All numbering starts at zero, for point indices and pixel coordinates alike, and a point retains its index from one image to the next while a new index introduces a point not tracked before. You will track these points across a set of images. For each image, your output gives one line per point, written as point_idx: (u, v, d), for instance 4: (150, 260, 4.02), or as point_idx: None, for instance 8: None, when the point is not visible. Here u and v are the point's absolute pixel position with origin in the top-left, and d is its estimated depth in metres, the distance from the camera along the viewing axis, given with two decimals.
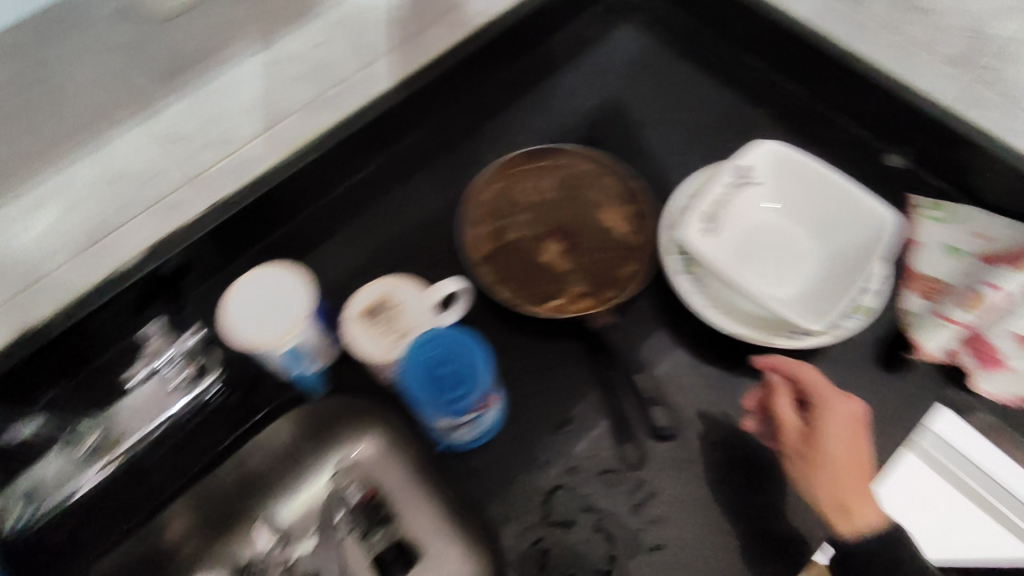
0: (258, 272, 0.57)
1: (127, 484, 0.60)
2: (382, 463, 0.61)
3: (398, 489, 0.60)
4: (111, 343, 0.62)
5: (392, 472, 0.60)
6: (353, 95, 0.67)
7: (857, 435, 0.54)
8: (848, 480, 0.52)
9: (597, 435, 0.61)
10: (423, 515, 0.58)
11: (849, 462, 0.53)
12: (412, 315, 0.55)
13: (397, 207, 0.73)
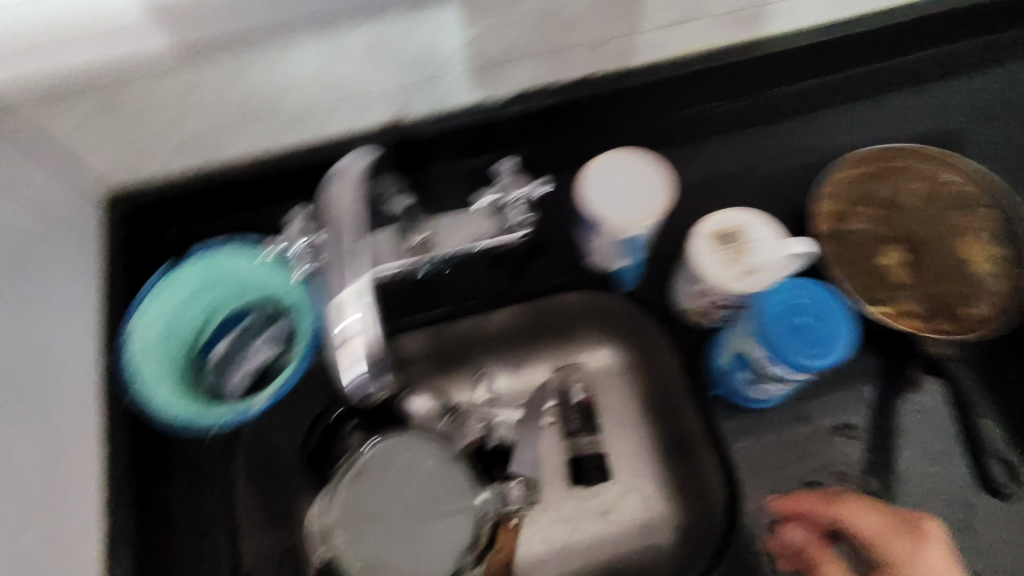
0: (625, 154, 0.55)
1: (407, 291, 0.66)
2: (606, 381, 0.69)
3: (612, 407, 0.68)
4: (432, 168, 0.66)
5: (614, 393, 0.69)
6: (764, 24, 0.63)
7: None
8: None
9: (866, 456, 0.58)
10: (624, 439, 0.67)
11: None
12: (763, 256, 0.52)
13: (738, 151, 0.70)
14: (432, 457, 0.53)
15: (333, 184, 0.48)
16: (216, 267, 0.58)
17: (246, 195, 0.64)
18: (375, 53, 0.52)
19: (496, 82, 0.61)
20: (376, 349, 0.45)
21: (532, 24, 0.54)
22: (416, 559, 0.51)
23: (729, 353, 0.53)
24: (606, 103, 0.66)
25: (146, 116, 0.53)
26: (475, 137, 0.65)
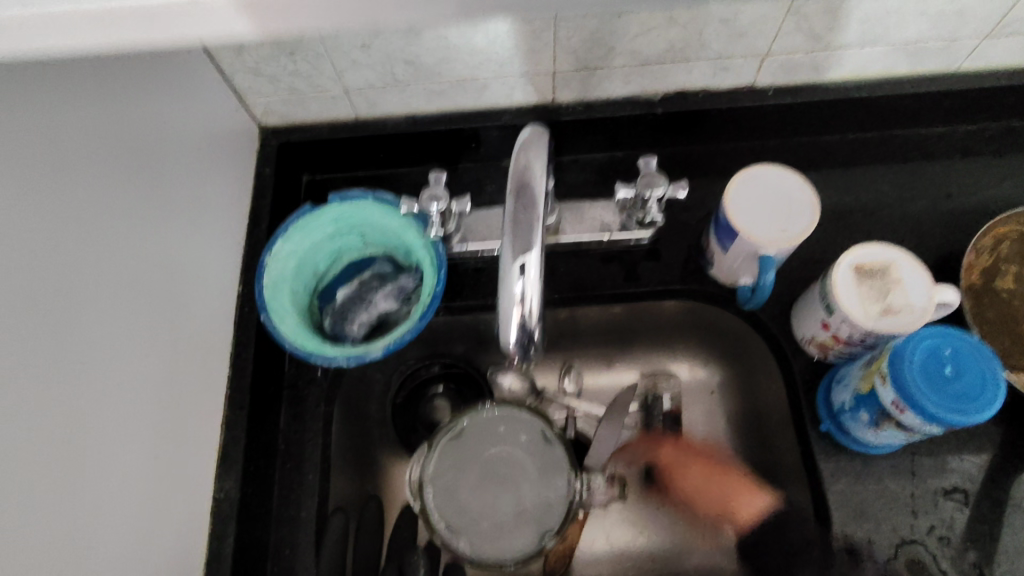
0: (776, 173, 0.56)
1: None
2: (692, 393, 0.69)
3: (694, 421, 0.68)
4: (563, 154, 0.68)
5: (697, 407, 0.68)
6: (934, 60, 0.62)
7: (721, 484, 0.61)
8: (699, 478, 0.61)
9: (977, 526, 0.54)
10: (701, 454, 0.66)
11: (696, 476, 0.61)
12: (905, 298, 0.51)
13: (878, 187, 0.68)
14: (531, 433, 0.55)
15: (526, 148, 0.37)
16: (352, 213, 0.61)
17: (388, 154, 0.68)
18: (546, 33, 0.55)
19: (649, 78, 0.62)
20: (533, 321, 0.36)
21: (700, 25, 0.55)
22: (498, 532, 0.52)
23: (852, 394, 0.51)
24: (750, 116, 0.65)
25: (327, 61, 0.57)
26: (611, 128, 0.66)
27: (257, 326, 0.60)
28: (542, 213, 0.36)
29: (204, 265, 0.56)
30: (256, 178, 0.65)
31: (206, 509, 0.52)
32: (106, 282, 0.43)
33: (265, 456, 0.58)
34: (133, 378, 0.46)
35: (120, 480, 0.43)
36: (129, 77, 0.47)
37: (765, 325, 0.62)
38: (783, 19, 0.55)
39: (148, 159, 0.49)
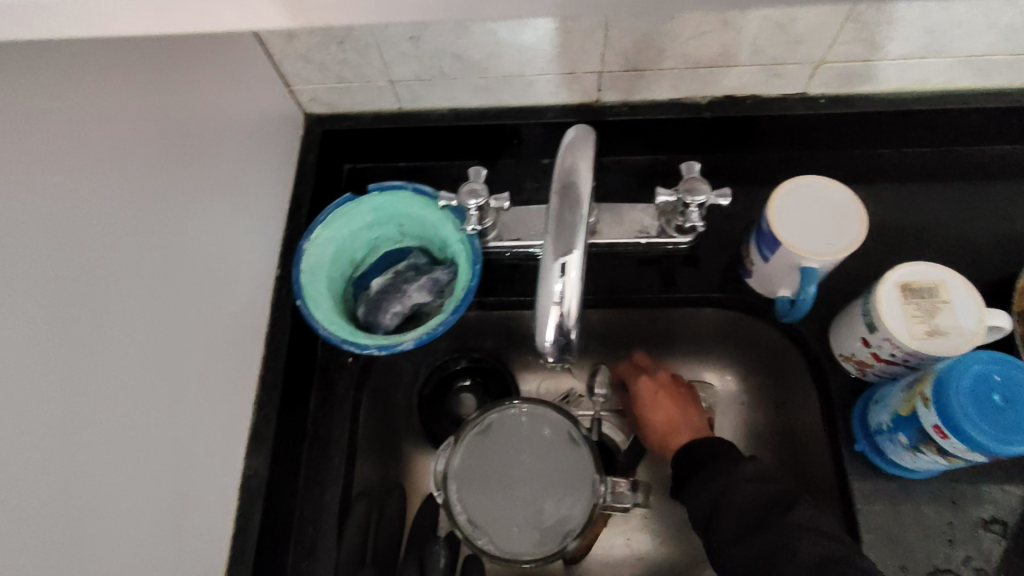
0: (822, 184, 0.55)
1: None
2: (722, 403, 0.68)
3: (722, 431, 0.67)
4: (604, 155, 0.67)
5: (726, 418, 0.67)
6: (998, 75, 0.59)
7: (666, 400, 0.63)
8: (660, 401, 0.63)
9: (1017, 560, 0.51)
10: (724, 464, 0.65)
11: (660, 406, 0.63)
12: (953, 319, 0.49)
13: (930, 205, 0.65)
14: (556, 432, 0.55)
15: (568, 148, 0.36)
16: (392, 203, 0.61)
17: (430, 147, 0.69)
18: (595, 32, 0.54)
19: (697, 82, 0.61)
20: (571, 324, 0.34)
21: (753, 30, 0.54)
22: (519, 528, 0.52)
23: (891, 414, 0.50)
24: (799, 124, 0.64)
25: (375, 52, 0.58)
26: (654, 130, 0.65)
27: (292, 310, 0.60)
28: (586, 213, 0.34)
29: (245, 246, 0.57)
30: (300, 164, 0.66)
31: (232, 485, 0.53)
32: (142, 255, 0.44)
33: (293, 438, 0.58)
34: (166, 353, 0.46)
35: (150, 450, 0.44)
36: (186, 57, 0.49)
37: (804, 340, 0.61)
38: (842, 26, 0.54)
39: (190, 141, 0.50)
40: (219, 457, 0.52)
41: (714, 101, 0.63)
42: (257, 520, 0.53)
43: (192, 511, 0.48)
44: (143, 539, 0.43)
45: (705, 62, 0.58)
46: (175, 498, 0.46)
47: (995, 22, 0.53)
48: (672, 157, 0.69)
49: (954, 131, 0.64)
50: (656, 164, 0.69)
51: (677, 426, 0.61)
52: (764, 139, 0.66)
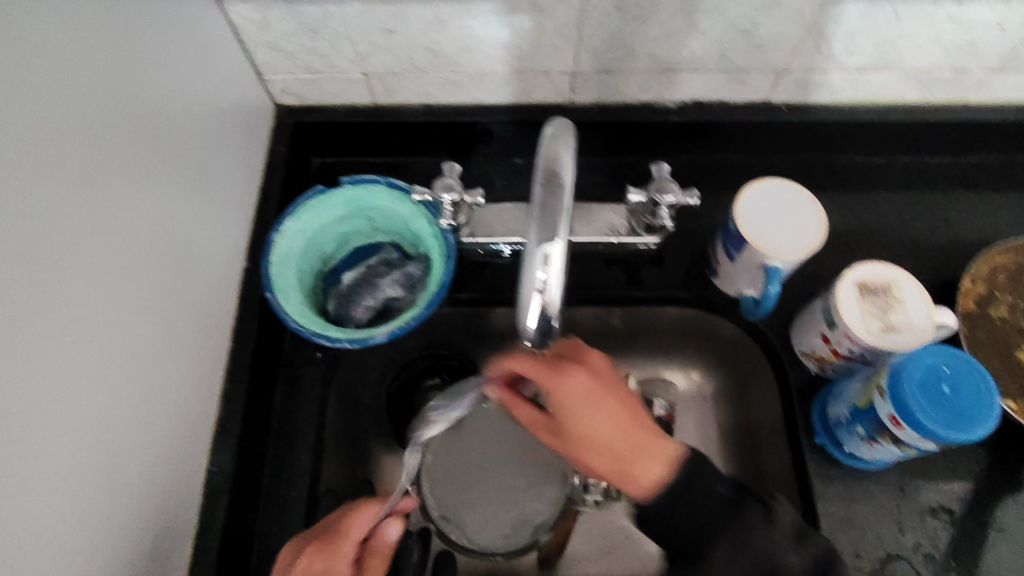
0: (786, 188, 0.57)
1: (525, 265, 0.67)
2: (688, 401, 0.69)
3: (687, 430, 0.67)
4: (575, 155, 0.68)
5: (691, 417, 0.68)
6: (942, 89, 0.63)
7: (598, 404, 0.44)
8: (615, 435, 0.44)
9: (960, 544, 0.54)
10: None
11: (611, 433, 0.44)
12: (906, 317, 0.52)
13: (882, 211, 0.69)
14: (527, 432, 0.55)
15: (552, 138, 0.36)
16: (364, 197, 0.61)
17: (402, 141, 0.68)
18: (571, 31, 0.56)
19: (667, 86, 0.63)
20: (554, 310, 0.35)
21: (721, 37, 0.57)
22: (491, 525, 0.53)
23: (849, 408, 0.52)
24: (761, 131, 0.67)
25: (349, 43, 0.57)
26: (624, 132, 0.67)
27: (260, 303, 0.59)
28: (569, 200, 0.34)
29: (212, 234, 0.56)
30: (268, 154, 0.65)
31: (196, 481, 0.52)
32: (111, 238, 0.42)
33: (258, 434, 0.57)
34: (133, 341, 0.45)
35: (117, 440, 0.43)
36: (157, 35, 0.47)
37: (766, 337, 0.63)
38: (802, 36, 0.56)
39: (164, 125, 0.49)
40: (184, 453, 0.50)
41: (682, 106, 0.65)
42: (221, 517, 0.52)
43: (156, 506, 0.47)
44: (106, 532, 0.41)
45: (675, 66, 0.60)
46: (139, 492, 0.45)
47: (941, 40, 0.57)
48: (639, 159, 0.70)
49: (902, 142, 0.68)
50: (624, 166, 0.71)
51: (626, 459, 0.43)
52: (727, 144, 0.69)
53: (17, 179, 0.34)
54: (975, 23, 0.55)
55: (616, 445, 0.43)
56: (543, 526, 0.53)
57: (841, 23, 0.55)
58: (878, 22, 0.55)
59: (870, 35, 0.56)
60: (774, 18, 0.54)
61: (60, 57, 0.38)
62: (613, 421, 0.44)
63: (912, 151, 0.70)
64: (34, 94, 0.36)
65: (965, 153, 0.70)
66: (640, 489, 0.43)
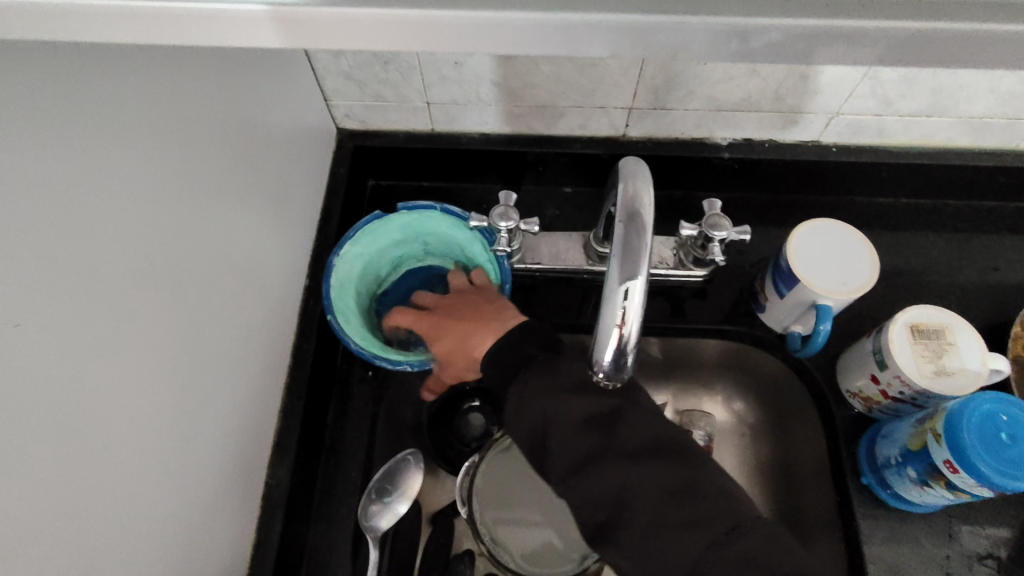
0: (838, 228, 0.58)
1: (573, 292, 0.68)
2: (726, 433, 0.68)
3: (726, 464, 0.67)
4: None
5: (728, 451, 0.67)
6: (993, 136, 0.64)
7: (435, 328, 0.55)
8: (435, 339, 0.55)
9: None
10: None
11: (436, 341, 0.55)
12: (958, 361, 0.52)
13: (927, 253, 0.69)
14: None
15: (629, 180, 0.37)
16: (421, 222, 0.62)
17: (455, 168, 0.70)
18: (634, 70, 0.58)
19: (720, 124, 0.64)
20: (630, 344, 0.35)
21: (778, 79, 0.58)
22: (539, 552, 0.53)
23: (900, 449, 0.52)
24: (809, 169, 0.68)
25: (418, 73, 0.60)
26: (674, 166, 0.68)
27: (319, 320, 0.61)
28: (649, 238, 0.36)
29: (279, 254, 0.58)
30: (329, 176, 0.67)
31: (257, 493, 0.53)
32: (200, 256, 0.44)
33: (312, 448, 0.58)
34: (214, 354, 0.46)
35: (196, 451, 0.44)
36: (246, 65, 0.50)
37: (811, 375, 0.63)
38: (859, 81, 0.58)
39: (248, 147, 0.51)
40: (248, 465, 0.52)
41: (731, 143, 0.67)
42: (277, 531, 0.53)
43: (224, 517, 0.48)
44: (184, 541, 0.42)
45: (730, 106, 0.62)
46: (212, 503, 0.46)
47: (996, 89, 0.58)
48: (685, 193, 0.72)
49: (948, 185, 0.69)
50: (671, 199, 0.72)
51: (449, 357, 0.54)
52: (774, 181, 0.70)
53: (130, 200, 0.36)
54: None
55: (457, 322, 0.53)
56: (588, 553, 0.54)
57: (898, 70, 0.56)
58: (934, 70, 0.56)
59: (926, 82, 0.57)
60: (831, 65, 0.56)
61: (172, 86, 0.40)
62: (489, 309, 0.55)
63: (958, 195, 0.70)
64: (149, 120, 0.38)
65: (1010, 198, 0.70)
66: (675, 564, 0.37)
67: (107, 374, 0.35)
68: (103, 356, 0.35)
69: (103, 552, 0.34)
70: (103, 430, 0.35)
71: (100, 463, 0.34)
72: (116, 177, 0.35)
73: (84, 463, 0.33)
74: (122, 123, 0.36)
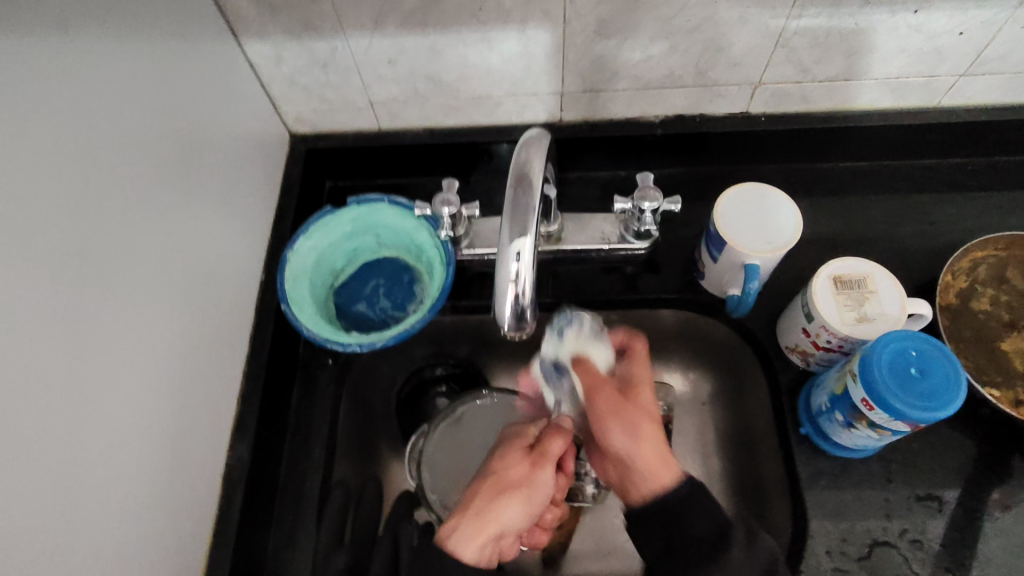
0: (762, 191, 0.60)
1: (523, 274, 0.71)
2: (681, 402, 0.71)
3: (682, 431, 0.70)
4: (566, 170, 0.73)
5: (684, 419, 0.70)
6: (916, 95, 0.66)
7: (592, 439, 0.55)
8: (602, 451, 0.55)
9: (947, 531, 0.56)
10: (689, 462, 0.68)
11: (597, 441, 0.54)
12: (879, 308, 0.55)
13: (865, 214, 0.71)
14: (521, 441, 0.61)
15: (519, 149, 0.41)
16: (371, 214, 0.66)
17: (406, 163, 0.73)
18: (557, 54, 0.61)
19: (649, 102, 0.67)
20: (526, 299, 0.39)
21: (694, 54, 0.61)
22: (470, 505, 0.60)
23: (828, 395, 0.55)
24: (742, 140, 0.70)
25: (358, 74, 0.63)
26: (612, 147, 0.71)
27: (277, 313, 0.64)
28: (537, 201, 0.39)
29: (233, 251, 0.61)
30: (283, 178, 0.71)
31: (218, 474, 0.57)
32: (142, 249, 0.48)
33: (276, 429, 0.62)
34: (164, 343, 0.50)
35: (144, 428, 0.47)
36: (186, 74, 0.54)
37: (754, 336, 0.66)
38: (774, 50, 0.60)
39: (192, 150, 0.55)
40: (208, 446, 0.55)
41: (664, 120, 0.70)
42: (238, 508, 0.56)
43: (181, 493, 0.51)
44: (137, 511, 0.46)
45: (653, 83, 0.65)
46: (168, 478, 0.50)
47: (905, 49, 0.60)
48: (629, 172, 0.74)
49: (881, 147, 0.71)
50: (615, 179, 0.75)
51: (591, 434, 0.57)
52: (712, 155, 0.72)
53: (59, 194, 0.40)
54: (937, 31, 0.58)
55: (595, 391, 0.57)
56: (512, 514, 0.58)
57: (804, 37, 0.59)
58: (840, 35, 0.59)
59: (835, 47, 0.60)
60: (739, 36, 0.59)
61: (103, 95, 0.44)
62: (647, 447, 0.49)
63: (892, 156, 0.72)
64: (79, 125, 0.42)
65: (944, 156, 0.72)
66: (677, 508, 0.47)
67: (42, 352, 0.39)
68: (38, 336, 0.38)
69: (49, 511, 0.38)
70: (42, 403, 0.38)
71: (39, 433, 0.38)
72: (43, 171, 0.39)
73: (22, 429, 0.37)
74: (51, 127, 0.40)
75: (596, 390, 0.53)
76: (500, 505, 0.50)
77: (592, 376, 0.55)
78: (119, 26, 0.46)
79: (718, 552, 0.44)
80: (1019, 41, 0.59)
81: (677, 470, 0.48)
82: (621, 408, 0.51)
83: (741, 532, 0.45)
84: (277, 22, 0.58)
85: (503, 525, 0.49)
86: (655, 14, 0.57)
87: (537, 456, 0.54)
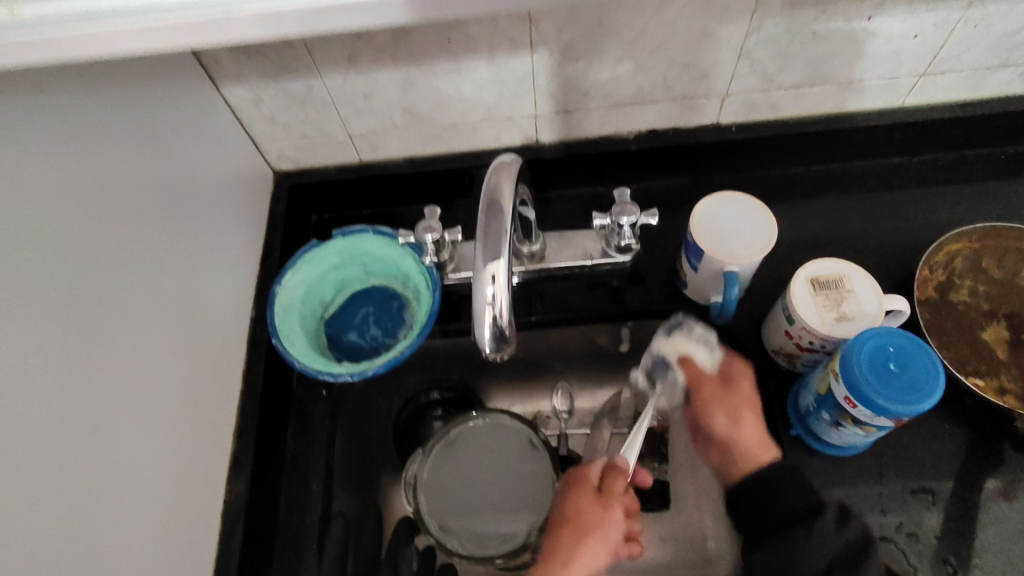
0: (735, 199, 0.62)
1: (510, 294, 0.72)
2: None
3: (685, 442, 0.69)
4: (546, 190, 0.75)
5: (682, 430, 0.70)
6: (879, 97, 0.68)
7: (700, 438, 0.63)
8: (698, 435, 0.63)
9: (944, 524, 0.56)
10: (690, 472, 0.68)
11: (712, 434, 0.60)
12: (858, 306, 0.56)
13: (841, 214, 0.72)
14: (527, 462, 0.63)
15: (489, 174, 0.42)
16: (355, 244, 0.67)
17: (389, 193, 0.75)
18: (527, 79, 0.63)
19: (621, 119, 0.69)
20: (505, 320, 0.40)
21: (660, 71, 0.63)
22: (467, 521, 0.61)
23: (814, 396, 0.56)
24: (715, 150, 0.72)
25: (334, 110, 0.65)
26: (590, 165, 0.73)
27: (268, 347, 0.65)
28: (508, 225, 0.40)
29: (222, 288, 0.62)
30: (269, 216, 0.72)
31: (215, 512, 0.57)
32: (132, 292, 0.49)
33: (271, 465, 0.62)
34: (158, 384, 0.51)
35: (140, 469, 0.48)
36: (168, 122, 0.55)
37: (740, 341, 0.66)
38: (736, 63, 0.62)
39: (177, 194, 0.56)
40: (205, 482, 0.56)
41: (637, 135, 0.71)
42: (238, 544, 0.57)
43: (180, 532, 0.52)
44: (136, 552, 0.46)
45: (621, 102, 0.66)
46: (167, 516, 0.50)
47: (864, 54, 0.62)
48: (607, 188, 0.76)
49: (851, 148, 0.73)
50: (593, 196, 0.76)
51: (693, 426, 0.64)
52: (687, 166, 0.74)
53: (39, 242, 0.41)
54: (892, 35, 0.60)
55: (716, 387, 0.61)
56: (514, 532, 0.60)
57: (764, 48, 0.61)
58: (798, 45, 0.60)
59: (795, 56, 0.62)
60: (703, 50, 0.60)
61: (84, 147, 0.46)
62: (748, 431, 0.58)
63: (863, 156, 0.74)
64: (61, 175, 0.43)
65: (914, 153, 0.74)
66: (788, 511, 0.51)
67: (37, 401, 0.40)
68: (27, 383, 0.39)
69: (46, 553, 0.39)
70: (32, 445, 0.39)
71: (30, 473, 0.38)
72: (24, 223, 0.40)
73: (15, 471, 0.37)
74: (32, 179, 0.41)
75: (703, 381, 0.62)
76: (579, 554, 0.54)
77: (699, 373, 0.63)
78: (96, 81, 0.48)
79: (807, 521, 0.50)
80: (972, 40, 0.61)
81: (774, 452, 0.57)
82: (725, 399, 0.61)
83: (834, 509, 0.50)
84: (253, 67, 0.60)
85: (586, 568, 0.54)
86: (618, 36, 0.58)
87: (604, 497, 0.57)
